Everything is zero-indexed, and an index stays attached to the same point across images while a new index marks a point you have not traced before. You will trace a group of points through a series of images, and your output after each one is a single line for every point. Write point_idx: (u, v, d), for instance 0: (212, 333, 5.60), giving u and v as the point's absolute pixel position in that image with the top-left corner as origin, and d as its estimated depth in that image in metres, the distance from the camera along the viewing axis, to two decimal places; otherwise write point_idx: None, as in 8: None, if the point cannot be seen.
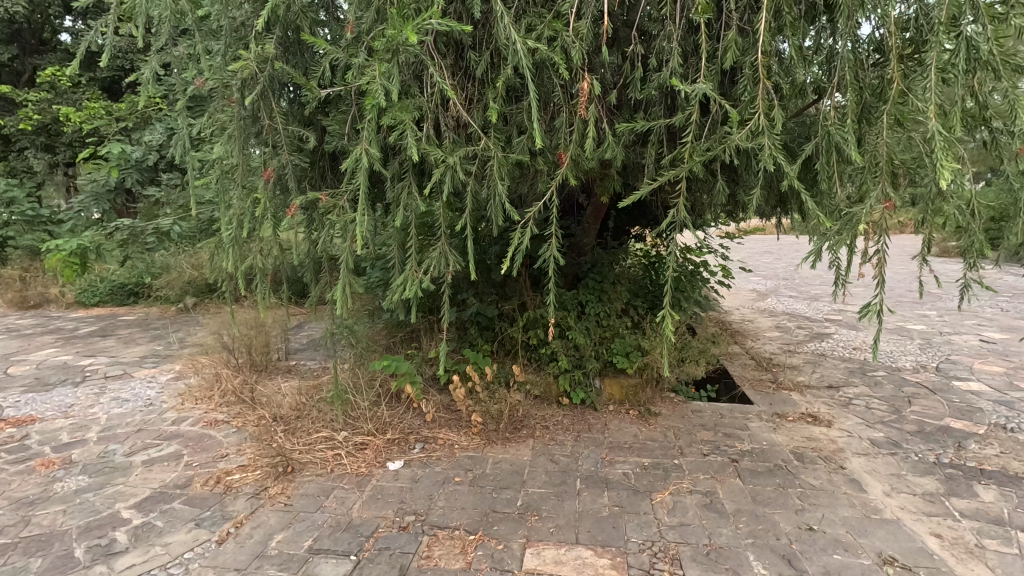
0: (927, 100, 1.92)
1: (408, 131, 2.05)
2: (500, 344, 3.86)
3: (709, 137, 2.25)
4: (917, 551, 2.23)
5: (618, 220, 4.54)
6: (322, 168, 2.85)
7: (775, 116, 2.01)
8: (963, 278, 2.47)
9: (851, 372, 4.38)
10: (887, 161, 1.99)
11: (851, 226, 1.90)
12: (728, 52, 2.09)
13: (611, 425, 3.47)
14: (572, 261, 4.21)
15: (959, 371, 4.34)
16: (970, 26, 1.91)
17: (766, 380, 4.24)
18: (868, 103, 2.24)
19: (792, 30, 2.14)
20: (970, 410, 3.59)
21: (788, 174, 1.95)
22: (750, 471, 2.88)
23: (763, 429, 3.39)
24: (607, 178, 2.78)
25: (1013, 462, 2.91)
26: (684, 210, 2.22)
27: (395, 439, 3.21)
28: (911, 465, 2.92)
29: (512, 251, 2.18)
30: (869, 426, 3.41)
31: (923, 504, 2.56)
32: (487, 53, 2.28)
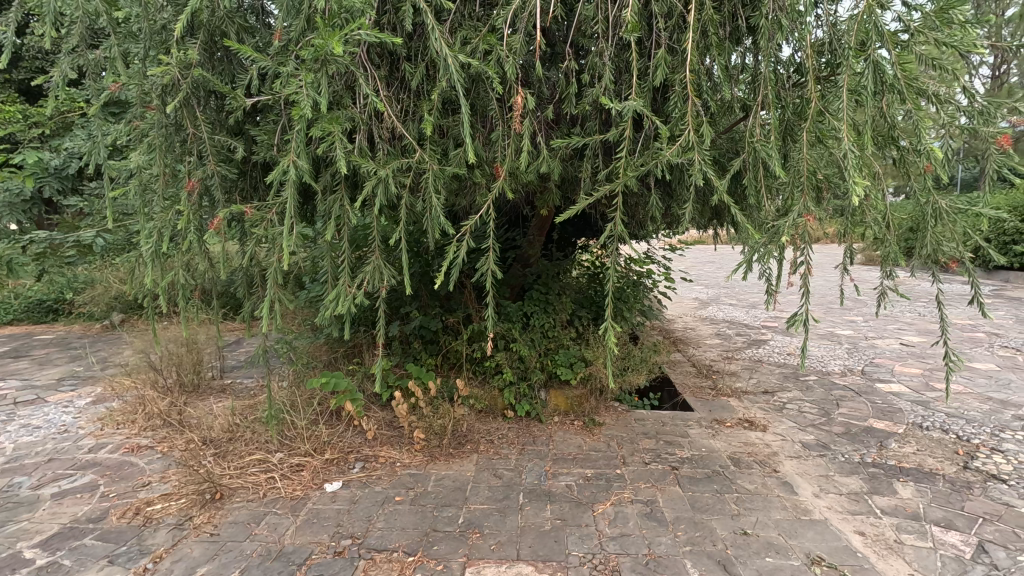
0: (841, 119, 2.02)
1: (338, 143, 2.00)
2: (445, 357, 3.82)
3: (642, 151, 2.30)
4: (843, 550, 2.32)
5: (563, 232, 4.60)
6: (253, 180, 2.75)
7: (704, 133, 2.07)
8: (881, 286, 2.61)
9: (785, 377, 4.57)
10: (808, 176, 2.09)
11: (775, 237, 1.97)
12: (659, 70, 2.15)
13: (556, 436, 3.47)
14: (517, 272, 4.22)
15: (881, 373, 4.60)
16: (879, 50, 2.02)
17: (706, 387, 4.36)
18: (789, 121, 2.33)
19: (718, 49, 2.22)
20: (892, 411, 3.79)
21: (717, 188, 2.01)
22: (689, 479, 2.94)
23: (702, 435, 3.48)
24: (546, 192, 2.80)
25: (929, 458, 3.09)
26: (621, 223, 2.26)
27: (334, 458, 3.11)
28: (838, 466, 3.05)
29: (449, 266, 2.14)
30: (800, 429, 3.55)
31: (848, 503, 2.68)
32: (422, 65, 2.26)
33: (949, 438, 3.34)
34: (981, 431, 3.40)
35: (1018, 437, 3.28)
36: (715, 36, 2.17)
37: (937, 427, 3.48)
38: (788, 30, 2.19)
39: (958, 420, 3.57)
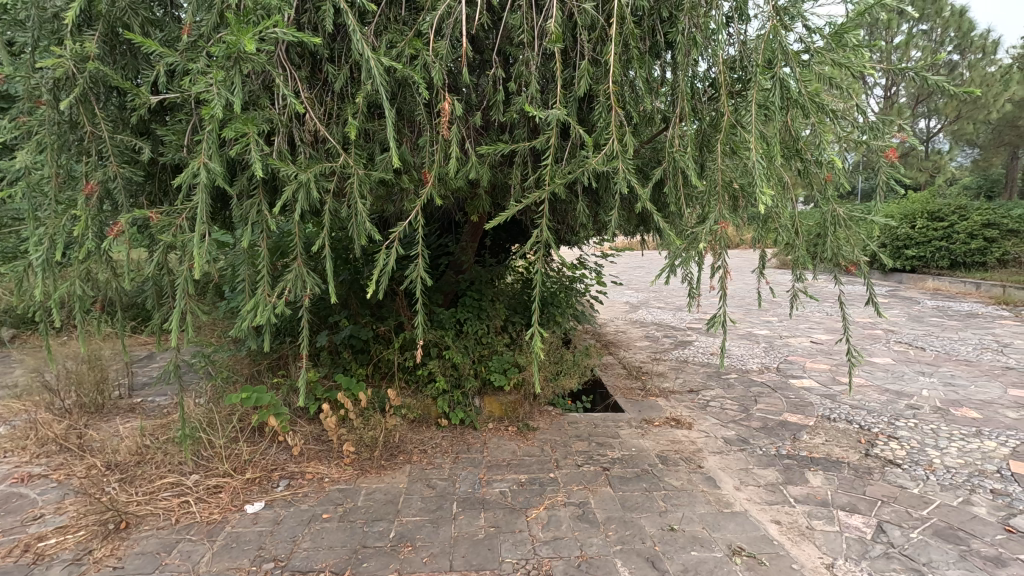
0: (751, 132, 2.15)
1: (254, 145, 1.90)
2: (376, 367, 3.72)
3: (569, 158, 2.35)
4: (760, 539, 2.45)
5: (496, 238, 4.61)
6: (162, 183, 2.57)
7: (627, 143, 2.14)
8: (791, 288, 2.79)
9: (709, 376, 4.79)
10: (723, 186, 2.20)
11: (695, 243, 2.07)
12: (583, 80, 2.20)
13: (490, 443, 3.46)
14: (450, 278, 4.18)
15: (794, 370, 4.92)
16: (784, 69, 2.16)
17: (636, 388, 4.50)
18: (706, 133, 2.45)
19: (638, 63, 2.31)
20: (803, 405, 4.06)
21: (640, 196, 2.08)
22: (620, 479, 3.01)
23: (633, 435, 3.58)
24: (476, 198, 2.80)
25: (836, 448, 3.33)
26: (548, 229, 2.29)
27: (256, 477, 2.94)
28: (756, 459, 3.23)
29: (376, 274, 2.09)
30: (722, 425, 3.73)
31: (765, 494, 2.83)
32: (345, 67, 2.20)
33: (852, 428, 3.61)
34: (880, 420, 3.70)
35: (910, 425, 3.60)
36: (636, 49, 2.25)
37: (843, 419, 3.76)
38: (703, 47, 2.30)
39: (860, 411, 3.87)
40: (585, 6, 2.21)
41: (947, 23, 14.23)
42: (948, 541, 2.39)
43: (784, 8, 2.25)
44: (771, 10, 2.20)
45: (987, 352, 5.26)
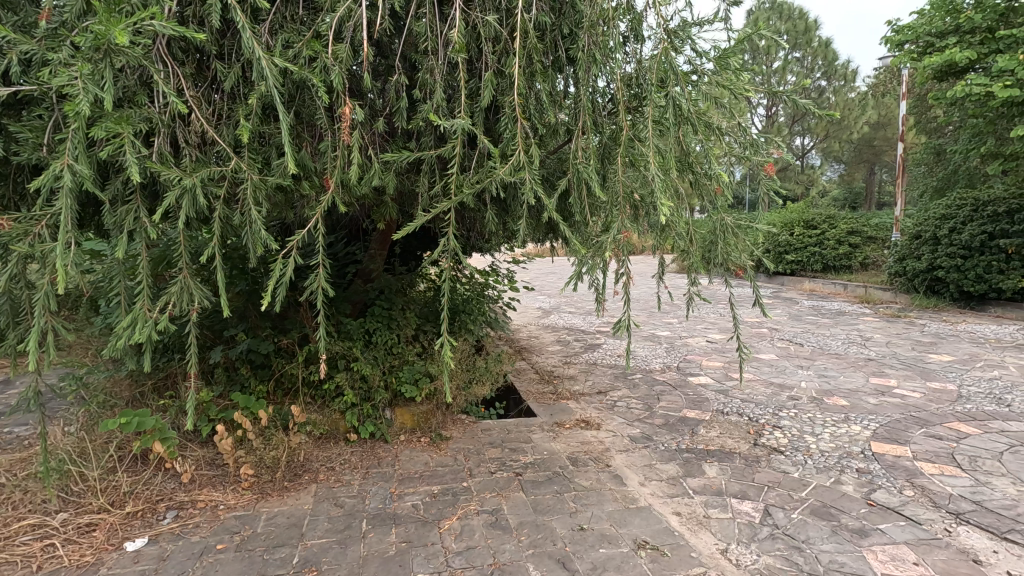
0: (648, 148, 2.28)
1: (128, 146, 1.73)
2: (278, 382, 3.51)
3: (476, 167, 2.35)
4: (663, 531, 2.58)
5: (406, 245, 4.52)
6: (17, 186, 2.27)
7: (532, 154, 2.18)
8: (687, 292, 2.98)
9: (616, 377, 4.99)
10: (624, 197, 2.31)
11: (600, 251, 2.17)
12: (488, 90, 2.21)
13: (402, 455, 3.39)
14: (358, 288, 4.05)
15: (692, 368, 5.26)
16: (676, 88, 2.31)
17: (548, 392, 4.60)
18: (607, 145, 2.55)
19: (542, 76, 2.36)
20: (701, 400, 4.35)
21: (546, 206, 2.14)
22: (532, 483, 3.05)
23: (545, 439, 3.65)
24: (382, 205, 2.73)
25: (729, 439, 3.59)
26: (457, 238, 2.29)
27: (138, 510, 2.67)
28: (659, 454, 3.41)
29: (273, 285, 1.97)
30: (628, 424, 3.91)
31: (667, 488, 2.99)
32: (235, 64, 2.07)
33: (743, 420, 3.91)
34: (766, 412, 4.04)
35: (791, 414, 3.96)
36: (539, 64, 2.31)
37: (735, 412, 4.06)
38: (602, 63, 2.40)
39: (749, 404, 4.21)
40: (489, 19, 2.24)
41: (816, 53, 15.92)
42: (823, 518, 2.65)
43: (675, 31, 2.40)
44: (663, 32, 2.35)
45: (853, 346, 5.91)
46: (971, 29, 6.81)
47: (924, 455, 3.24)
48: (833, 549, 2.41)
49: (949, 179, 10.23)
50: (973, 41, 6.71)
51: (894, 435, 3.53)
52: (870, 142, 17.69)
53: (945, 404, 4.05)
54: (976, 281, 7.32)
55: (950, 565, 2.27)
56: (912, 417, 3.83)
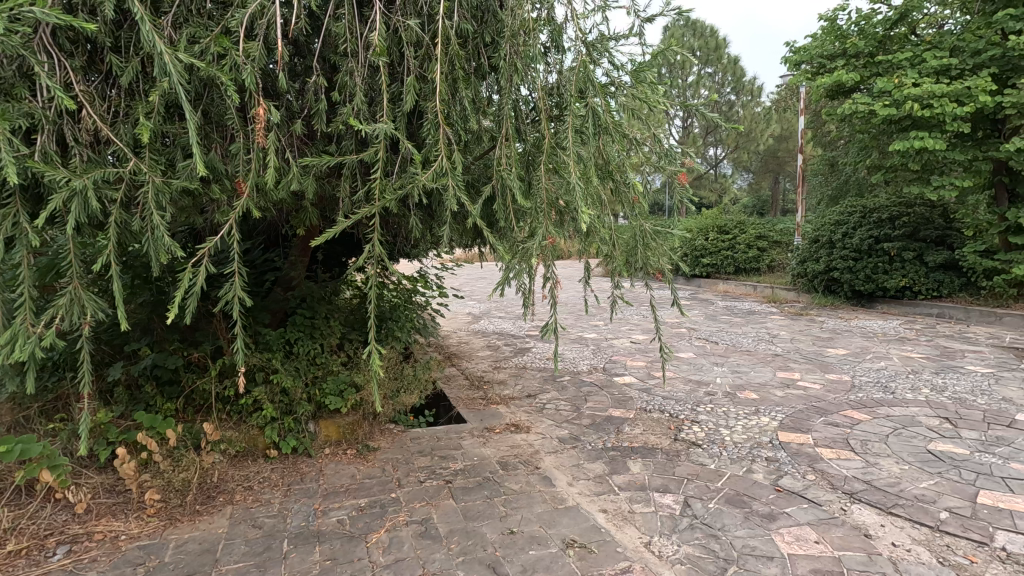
0: (568, 156, 2.34)
1: (4, 143, 1.56)
2: (188, 399, 3.28)
3: (400, 173, 2.32)
4: (590, 529, 2.65)
5: (329, 252, 4.37)
6: None
7: (456, 160, 2.18)
8: (612, 295, 3.11)
9: (545, 380, 5.07)
10: (547, 203, 2.36)
11: (526, 257, 2.22)
12: (410, 95, 2.19)
13: (326, 470, 3.26)
14: (278, 296, 3.87)
15: (617, 368, 5.44)
16: (595, 100, 2.42)
17: (478, 397, 4.60)
18: (530, 153, 2.59)
19: (465, 83, 2.37)
20: (625, 399, 4.50)
21: (471, 213, 2.14)
22: (462, 490, 3.03)
23: (475, 445, 3.64)
24: (302, 211, 2.63)
25: (651, 436, 3.75)
26: (380, 244, 2.24)
27: (23, 548, 2.41)
28: (587, 454, 3.50)
29: (179, 296, 1.84)
30: (557, 426, 3.98)
31: (594, 486, 3.07)
32: (134, 58, 1.92)
33: (665, 416, 4.09)
34: (685, 408, 4.25)
35: (708, 409, 4.19)
36: (461, 70, 2.32)
37: (657, 409, 4.24)
38: (523, 73, 2.44)
39: (670, 400, 4.41)
40: (410, 24, 2.22)
41: (726, 69, 16.98)
42: (736, 506, 2.82)
43: (592, 44, 2.50)
44: (581, 45, 2.44)
45: (762, 342, 6.34)
46: (856, 53, 7.54)
47: (823, 442, 3.53)
48: (746, 534, 2.57)
49: (841, 189, 11.25)
50: (857, 64, 7.44)
51: (798, 424, 3.82)
52: (774, 154, 19.10)
53: (841, 394, 4.43)
54: (865, 281, 8.08)
55: (846, 541, 2.48)
56: (814, 407, 4.16)
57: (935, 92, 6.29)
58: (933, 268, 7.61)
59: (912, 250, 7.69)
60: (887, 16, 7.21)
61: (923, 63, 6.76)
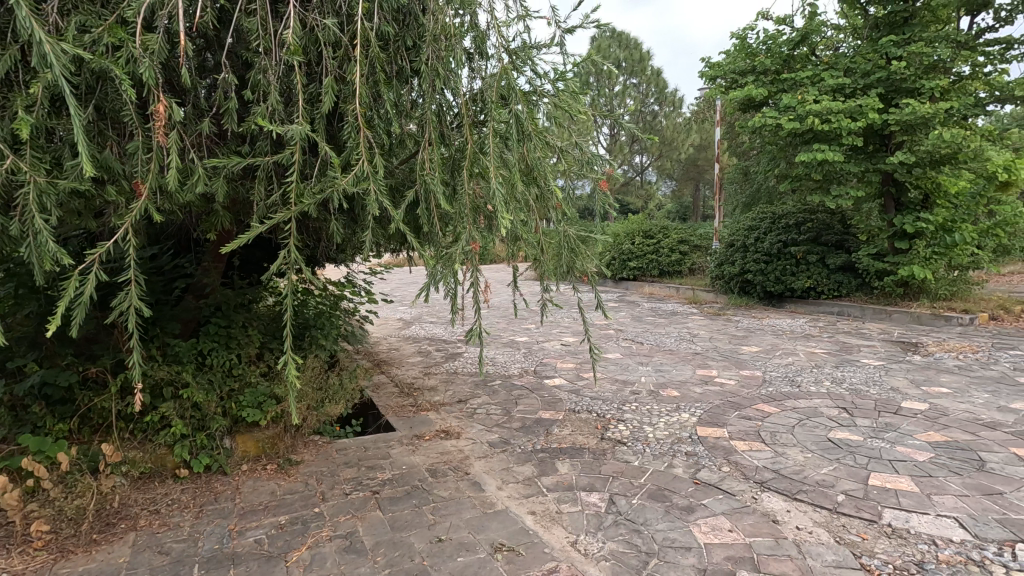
0: (491, 162, 2.35)
1: None
2: (85, 418, 3.01)
3: (319, 176, 2.24)
4: (519, 532, 2.67)
5: (247, 256, 4.16)
6: None
7: (377, 164, 2.13)
8: (540, 298, 3.16)
9: (476, 385, 5.07)
10: (471, 208, 2.36)
11: (450, 262, 2.22)
12: (328, 96, 2.12)
13: (243, 487, 3.09)
14: (189, 305, 3.63)
15: (548, 371, 5.52)
16: (517, 107, 2.44)
17: (407, 404, 4.52)
18: (455, 158, 2.57)
19: (385, 86, 2.32)
20: (555, 401, 4.58)
21: (393, 218, 2.10)
22: (390, 500, 2.97)
23: (403, 453, 3.58)
24: (213, 214, 2.48)
25: (579, 436, 3.83)
26: (298, 250, 2.16)
27: None
28: (516, 457, 3.52)
29: (67, 307, 1.69)
30: (487, 430, 3.98)
31: (523, 489, 3.10)
32: (11, 47, 1.75)
33: (592, 417, 4.19)
34: (612, 407, 4.38)
35: (633, 408, 4.34)
36: (382, 73, 2.28)
37: (585, 409, 4.34)
38: (445, 79, 2.43)
39: (598, 401, 4.52)
40: (327, 23, 2.15)
41: (650, 80, 17.69)
42: (658, 500, 2.93)
43: (515, 53, 2.53)
44: (504, 53, 2.46)
45: (683, 342, 6.65)
46: (764, 70, 8.09)
47: (737, 435, 3.75)
48: (667, 527, 2.67)
49: (754, 197, 12.02)
50: (766, 80, 7.98)
51: (715, 419, 4.03)
52: (694, 162, 20.14)
53: (753, 389, 4.73)
54: (776, 282, 8.66)
55: (756, 527, 2.64)
56: (729, 402, 4.41)
57: (832, 108, 6.88)
58: (834, 269, 8.31)
59: (816, 253, 8.38)
60: (791, 36, 7.79)
61: (822, 81, 7.36)
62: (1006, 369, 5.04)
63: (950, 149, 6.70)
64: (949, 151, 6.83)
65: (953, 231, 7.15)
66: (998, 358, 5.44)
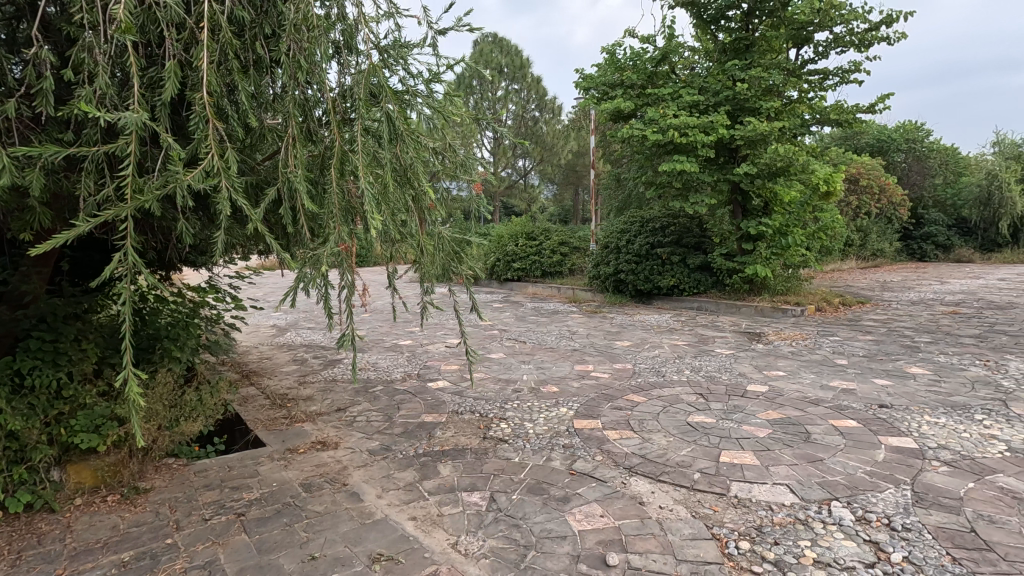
0: (359, 162, 2.27)
1: None
2: None
3: (162, 170, 2.01)
4: (398, 539, 2.61)
5: (81, 259, 3.64)
6: None
7: (230, 159, 1.96)
8: (422, 300, 3.13)
9: (356, 392, 4.88)
10: (339, 208, 2.26)
11: (317, 264, 2.11)
12: (170, 82, 1.91)
13: (76, 525, 2.71)
14: (3, 317, 3.10)
15: (432, 373, 5.47)
16: (388, 106, 2.38)
17: (280, 417, 4.23)
18: (321, 157, 2.45)
19: (240, 76, 2.15)
20: (438, 404, 4.55)
21: (251, 217, 1.94)
22: (257, 521, 2.76)
23: (274, 469, 3.35)
24: (28, 211, 2.14)
25: (462, 437, 3.84)
26: (136, 253, 1.92)
27: None
28: (397, 463, 3.45)
29: None
30: (368, 438, 3.85)
31: (404, 495, 3.04)
32: None
33: (475, 417, 4.23)
34: (494, 406, 4.45)
35: (515, 406, 4.44)
36: (235, 61, 2.11)
37: (468, 410, 4.37)
38: (307, 72, 2.30)
39: (480, 400, 4.57)
40: (168, 2, 1.95)
41: (530, 87, 18.19)
42: (536, 493, 3.03)
43: (385, 51, 2.47)
44: (373, 50, 2.39)
45: (563, 339, 6.93)
46: (631, 85, 8.70)
47: (609, 424, 3.99)
48: (544, 519, 2.77)
49: (626, 202, 12.87)
50: (632, 93, 8.59)
51: (591, 412, 4.26)
52: (573, 168, 21.11)
53: (625, 381, 5.06)
54: (645, 281, 9.33)
55: (625, 511, 2.83)
56: (603, 395, 4.68)
57: (689, 123, 7.61)
58: (693, 269, 9.17)
59: (678, 254, 9.19)
60: (653, 54, 8.47)
61: (681, 98, 8.08)
62: (827, 353, 5.89)
63: (783, 163, 7.68)
64: (783, 165, 7.82)
65: (787, 234, 8.25)
66: (821, 344, 6.34)
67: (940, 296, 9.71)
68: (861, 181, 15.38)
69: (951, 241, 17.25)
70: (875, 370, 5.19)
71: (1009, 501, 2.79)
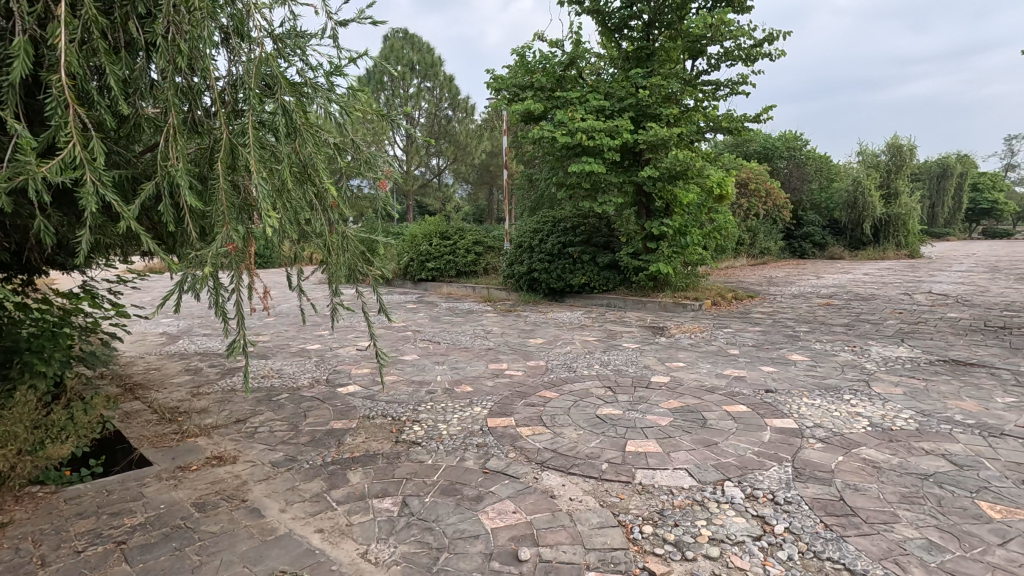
0: (250, 156, 2.12)
1: None
2: None
3: (12, 161, 1.78)
4: (303, 554, 2.49)
5: None
6: None
7: (96, 149, 1.76)
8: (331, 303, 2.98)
9: (258, 401, 4.59)
10: (228, 205, 2.09)
11: (202, 265, 1.94)
12: (19, 61, 1.68)
13: None
14: None
15: (341, 378, 5.26)
16: (284, 98, 2.25)
17: (169, 433, 3.88)
18: (208, 150, 2.26)
19: (108, 58, 1.94)
20: (348, 409, 4.38)
21: (122, 214, 1.75)
22: (140, 548, 2.51)
23: (162, 490, 3.07)
24: None
25: (373, 442, 3.72)
26: None
27: None
28: (303, 473, 3.28)
29: None
30: (270, 449, 3.63)
31: (309, 506, 2.90)
32: None
33: (387, 421, 4.12)
34: (407, 409, 4.36)
35: (428, 408, 4.37)
36: (101, 41, 1.90)
37: (379, 414, 4.25)
38: (190, 58, 2.12)
39: (393, 404, 4.46)
40: None
41: (442, 85, 17.98)
42: (449, 495, 3.01)
43: (280, 40, 2.34)
44: (266, 39, 2.25)
45: (478, 339, 6.93)
46: (541, 87, 8.88)
47: (522, 421, 4.04)
48: (457, 520, 2.75)
49: (539, 202, 13.11)
50: (542, 95, 8.78)
51: (505, 410, 4.30)
52: (487, 168, 21.17)
53: (538, 377, 5.16)
54: (557, 279, 9.53)
55: (537, 505, 2.88)
56: (517, 392, 4.74)
57: (596, 126, 7.94)
58: (602, 267, 9.58)
59: (588, 254, 9.58)
60: (561, 58, 8.70)
61: (588, 102, 8.36)
62: (722, 344, 6.34)
63: (682, 167, 8.23)
64: (682, 168, 8.32)
65: (686, 234, 8.79)
66: (717, 336, 6.81)
67: (817, 289, 10.78)
68: (750, 185, 16.69)
69: (825, 241, 19.19)
70: (763, 358, 5.66)
71: (870, 470, 3.15)
